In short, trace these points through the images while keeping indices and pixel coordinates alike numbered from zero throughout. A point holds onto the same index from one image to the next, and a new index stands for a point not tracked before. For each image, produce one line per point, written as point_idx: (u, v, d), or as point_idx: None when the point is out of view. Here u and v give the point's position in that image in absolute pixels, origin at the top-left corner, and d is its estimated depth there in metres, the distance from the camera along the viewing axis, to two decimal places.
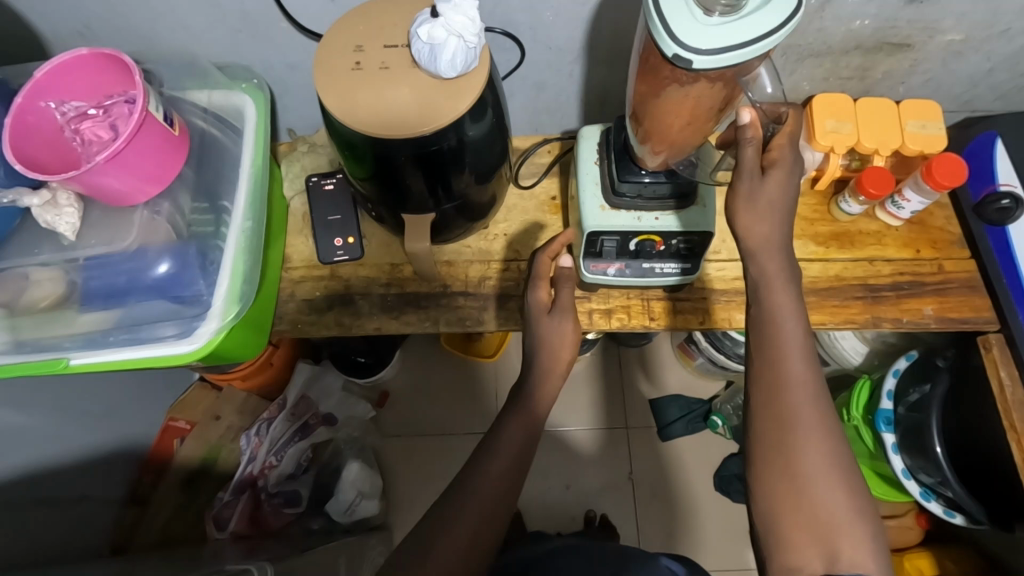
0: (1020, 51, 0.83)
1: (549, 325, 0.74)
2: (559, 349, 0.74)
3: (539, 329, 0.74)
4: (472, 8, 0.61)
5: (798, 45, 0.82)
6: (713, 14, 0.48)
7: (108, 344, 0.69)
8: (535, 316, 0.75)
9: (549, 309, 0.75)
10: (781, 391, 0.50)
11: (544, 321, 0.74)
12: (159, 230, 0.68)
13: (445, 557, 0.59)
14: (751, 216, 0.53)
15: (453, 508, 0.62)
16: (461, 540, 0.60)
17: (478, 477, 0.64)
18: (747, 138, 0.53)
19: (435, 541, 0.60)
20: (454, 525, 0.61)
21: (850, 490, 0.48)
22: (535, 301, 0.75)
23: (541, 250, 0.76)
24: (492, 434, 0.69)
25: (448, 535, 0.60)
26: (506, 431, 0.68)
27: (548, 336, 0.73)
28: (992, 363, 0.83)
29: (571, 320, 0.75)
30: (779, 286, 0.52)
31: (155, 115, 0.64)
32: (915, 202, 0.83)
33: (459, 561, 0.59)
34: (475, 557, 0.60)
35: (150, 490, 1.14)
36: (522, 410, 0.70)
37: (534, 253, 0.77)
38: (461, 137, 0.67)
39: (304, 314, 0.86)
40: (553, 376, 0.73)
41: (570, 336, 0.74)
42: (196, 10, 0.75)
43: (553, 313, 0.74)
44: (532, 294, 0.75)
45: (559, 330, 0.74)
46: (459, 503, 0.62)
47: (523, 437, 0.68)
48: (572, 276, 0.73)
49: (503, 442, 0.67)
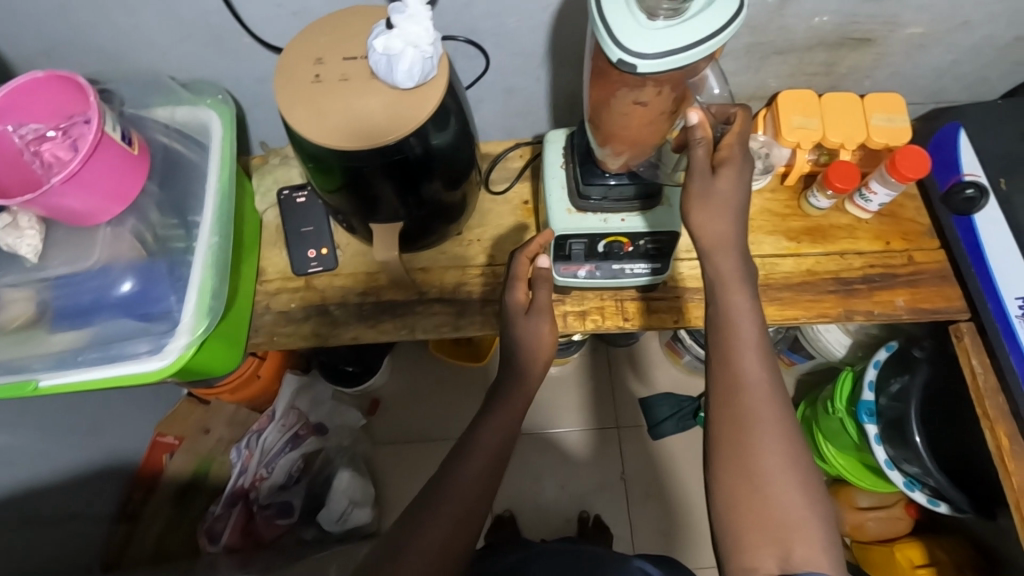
0: (982, 42, 0.84)
1: (526, 326, 0.69)
2: (536, 351, 0.69)
3: (519, 331, 0.69)
4: (427, 19, 0.62)
5: (762, 43, 0.83)
6: (657, 19, 0.49)
7: (78, 364, 0.69)
8: (511, 315, 0.70)
9: (525, 310, 0.70)
10: (740, 393, 0.55)
11: (521, 321, 0.70)
12: (124, 245, 0.69)
13: (417, 562, 0.58)
14: (707, 215, 0.57)
15: (426, 511, 0.61)
16: (434, 545, 0.59)
17: (452, 479, 0.63)
18: (696, 139, 0.57)
19: (408, 545, 0.59)
20: (428, 529, 0.60)
21: (802, 489, 0.53)
22: (511, 302, 0.70)
23: (518, 251, 0.73)
24: (468, 436, 0.67)
25: (423, 534, 0.60)
26: (484, 431, 0.66)
27: (526, 339, 0.69)
28: (964, 353, 0.83)
29: (549, 322, 0.70)
30: (734, 285, 0.57)
31: (111, 135, 0.64)
32: (881, 194, 0.84)
33: (431, 564, 0.59)
34: (448, 561, 0.59)
35: (141, 506, 1.14)
36: (501, 410, 0.68)
37: (513, 252, 0.74)
38: (426, 146, 0.67)
39: (280, 325, 0.86)
40: (532, 375, 0.70)
41: (546, 339, 0.70)
42: (159, 27, 0.75)
43: (529, 315, 0.69)
44: (509, 295, 0.71)
45: (536, 332, 0.69)
46: (432, 506, 0.61)
47: (502, 437, 0.67)
48: (551, 276, 0.69)
49: (480, 444, 0.66)
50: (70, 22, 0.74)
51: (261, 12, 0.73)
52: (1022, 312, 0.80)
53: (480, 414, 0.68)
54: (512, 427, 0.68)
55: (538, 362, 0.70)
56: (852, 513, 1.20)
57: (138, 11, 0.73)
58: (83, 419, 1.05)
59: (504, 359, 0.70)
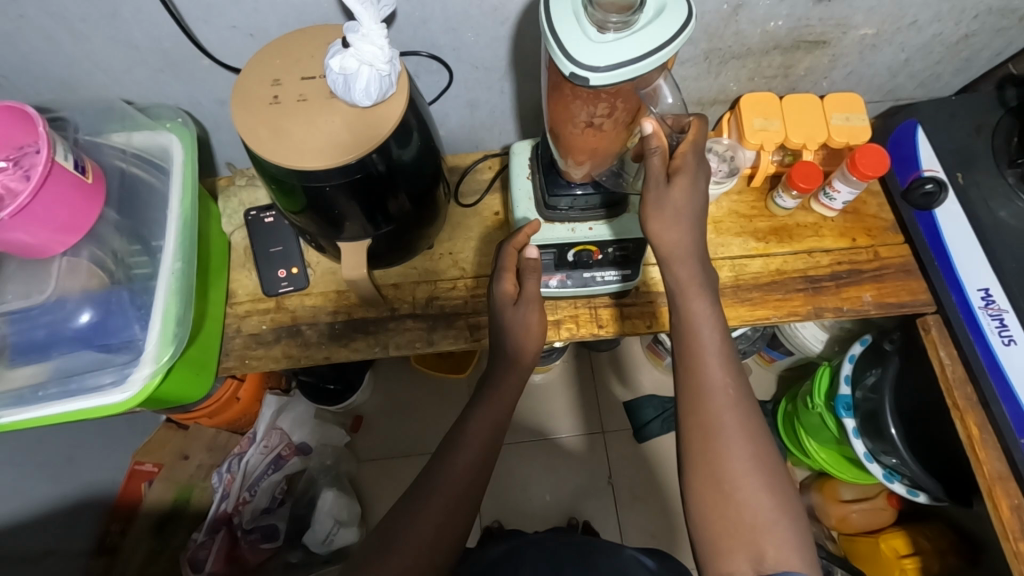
0: (931, 40, 0.86)
1: (514, 317, 0.69)
2: (524, 342, 0.70)
3: (508, 320, 0.70)
4: (381, 38, 0.62)
5: (719, 48, 0.84)
6: (607, 31, 0.51)
7: (39, 400, 0.67)
8: (500, 307, 0.70)
9: (514, 300, 0.70)
10: (704, 399, 0.56)
11: (509, 311, 0.70)
12: (80, 274, 0.69)
13: (410, 549, 0.58)
14: (663, 222, 0.59)
15: (415, 504, 0.61)
16: (414, 549, 0.58)
17: (441, 471, 0.63)
18: (652, 148, 0.58)
19: (397, 539, 0.58)
20: (414, 526, 0.59)
21: (771, 492, 0.53)
22: (500, 293, 0.70)
23: (507, 242, 0.73)
24: (457, 428, 0.67)
25: (406, 536, 0.58)
26: (471, 427, 0.66)
27: (514, 330, 0.69)
28: (932, 344, 0.85)
29: (538, 311, 0.70)
30: (694, 293, 0.59)
31: (63, 164, 0.63)
32: (844, 192, 0.86)
33: (423, 554, 0.58)
34: (438, 555, 0.59)
35: (119, 539, 1.08)
36: (492, 399, 0.68)
37: (501, 244, 0.73)
38: (388, 161, 0.67)
39: (251, 347, 0.85)
40: (520, 367, 0.70)
41: (535, 327, 0.70)
42: (112, 52, 0.74)
43: (519, 305, 0.69)
44: (498, 286, 0.71)
45: (524, 322, 0.69)
46: (422, 499, 0.61)
47: (489, 434, 0.66)
48: (539, 267, 0.69)
49: (461, 450, 0.64)
50: (19, 50, 0.72)
51: (215, 34, 0.73)
52: (985, 302, 0.81)
53: (469, 408, 0.68)
54: (502, 419, 0.68)
55: (526, 353, 0.70)
56: (835, 506, 1.24)
57: (89, 37, 0.71)
58: (54, 452, 1.02)
59: (496, 348, 0.71)
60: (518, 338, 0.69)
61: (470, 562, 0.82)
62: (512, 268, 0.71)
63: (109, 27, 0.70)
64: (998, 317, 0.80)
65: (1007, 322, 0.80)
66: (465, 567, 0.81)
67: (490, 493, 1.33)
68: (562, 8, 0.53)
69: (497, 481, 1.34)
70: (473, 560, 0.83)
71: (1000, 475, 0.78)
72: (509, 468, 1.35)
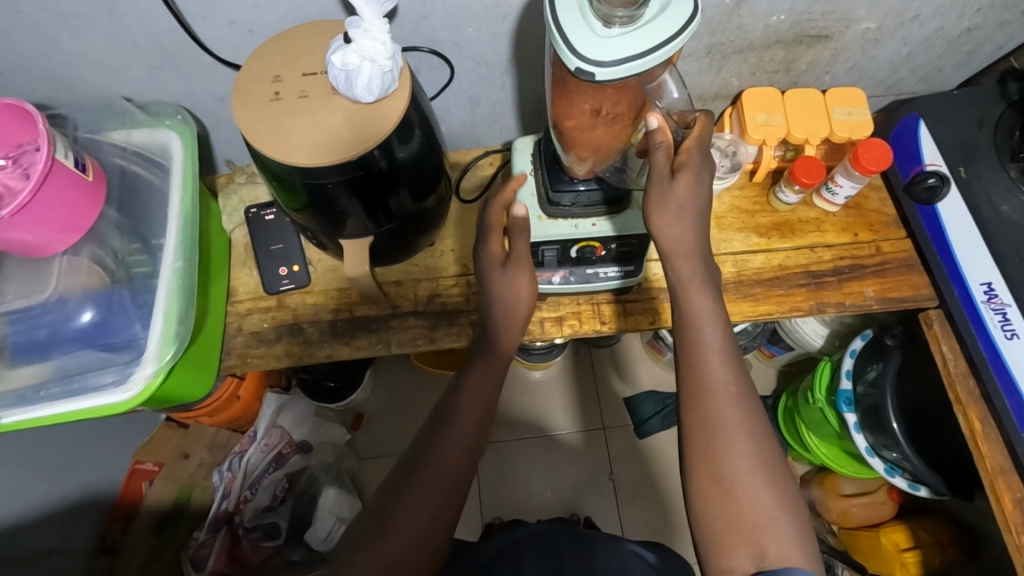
0: (934, 34, 0.85)
1: (502, 279, 0.69)
2: (513, 303, 0.70)
3: (495, 282, 0.70)
4: (383, 33, 0.62)
5: (721, 43, 0.83)
6: (613, 26, 0.50)
7: (41, 399, 0.68)
8: (487, 268, 0.70)
9: (502, 262, 0.70)
10: (705, 396, 0.56)
11: (498, 274, 0.70)
12: (81, 274, 0.68)
13: (409, 527, 0.58)
14: (665, 217, 0.59)
15: (411, 481, 0.60)
16: (410, 530, 0.58)
17: (437, 446, 0.62)
18: (658, 142, 0.59)
19: (395, 518, 0.58)
20: (412, 503, 0.59)
21: (773, 490, 0.53)
22: (486, 255, 0.70)
23: (494, 197, 0.71)
24: (449, 400, 0.66)
25: (403, 513, 0.58)
26: (462, 399, 0.66)
27: (502, 292, 0.70)
28: (934, 339, 0.84)
29: (527, 272, 0.70)
30: (695, 289, 0.59)
31: (63, 162, 0.62)
32: (847, 187, 0.85)
33: (421, 531, 0.58)
34: (436, 530, 0.59)
35: (120, 538, 1.07)
36: (480, 370, 0.68)
37: (488, 199, 0.72)
38: (391, 159, 0.67)
39: (253, 346, 0.84)
40: (512, 330, 0.71)
41: (524, 290, 0.70)
42: (112, 48, 0.73)
43: (506, 266, 0.69)
44: (485, 248, 0.71)
45: (513, 284, 0.69)
46: (417, 476, 0.60)
47: (480, 403, 0.66)
48: (526, 227, 0.67)
49: (454, 429, 0.63)
50: (16, 48, 0.72)
51: (215, 31, 0.72)
52: (987, 296, 0.82)
53: (460, 380, 0.68)
54: (492, 393, 0.67)
55: (518, 318, 0.71)
56: (837, 500, 1.24)
57: (87, 33, 0.71)
58: (53, 452, 1.02)
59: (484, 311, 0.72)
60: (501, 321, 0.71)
61: (470, 557, 0.82)
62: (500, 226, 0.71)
63: (106, 23, 0.69)
64: (1001, 311, 0.81)
65: (1009, 316, 0.80)
66: (465, 562, 0.81)
67: (490, 490, 1.33)
68: (567, 4, 0.52)
69: (497, 476, 1.34)
70: (473, 552, 0.83)
71: (1003, 468, 0.77)
72: (510, 464, 1.35)
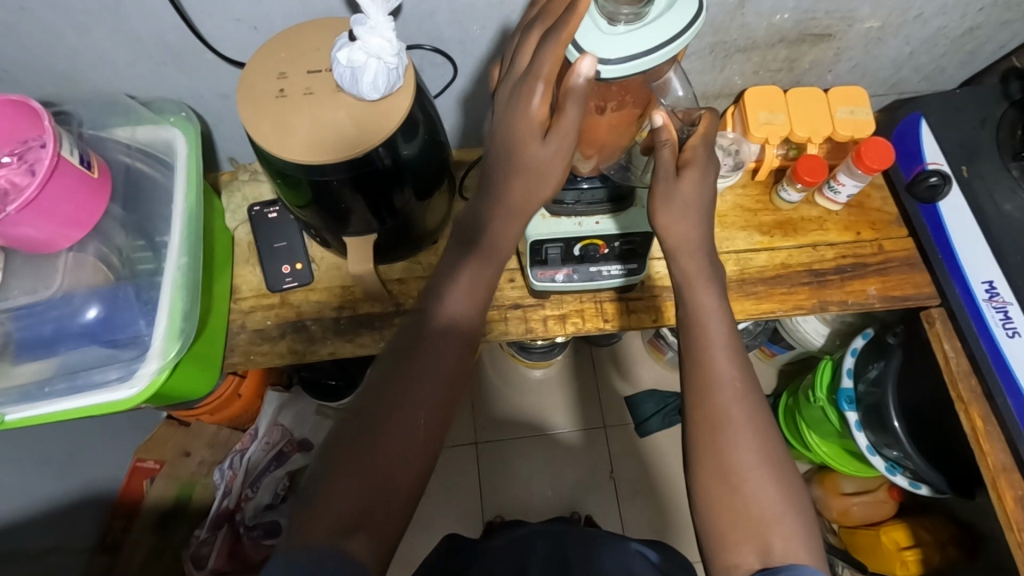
0: (937, 33, 0.86)
1: (538, 152, 0.54)
2: (538, 183, 0.56)
3: (525, 155, 0.55)
4: (389, 30, 0.62)
5: (724, 41, 0.84)
6: (619, 23, 0.51)
7: (46, 395, 0.68)
8: (520, 135, 0.53)
9: (542, 131, 0.54)
10: (710, 392, 0.56)
11: (533, 148, 0.54)
12: (86, 271, 0.68)
13: (405, 434, 0.52)
14: (671, 215, 0.59)
15: (403, 382, 0.54)
16: (404, 435, 0.52)
17: (429, 344, 0.56)
18: (662, 140, 0.59)
19: (388, 426, 0.52)
20: (406, 407, 0.53)
21: (779, 487, 0.53)
22: (525, 118, 0.52)
23: (552, 32, 0.50)
24: (439, 294, 0.59)
25: (396, 416, 0.52)
26: (455, 293, 0.59)
27: (529, 167, 0.55)
28: (936, 338, 0.85)
29: (569, 151, 0.54)
30: (701, 285, 0.59)
31: (69, 159, 0.62)
32: (849, 185, 0.86)
33: (419, 435, 0.52)
34: (434, 433, 0.53)
35: (121, 536, 1.08)
36: (458, 303, 0.58)
37: (542, 32, 0.51)
38: (395, 156, 0.67)
39: (256, 344, 0.85)
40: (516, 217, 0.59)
41: (559, 170, 0.55)
42: (116, 45, 0.73)
43: (547, 138, 0.53)
44: (524, 105, 0.52)
45: (548, 161, 0.54)
46: (409, 377, 0.54)
47: (471, 296, 0.59)
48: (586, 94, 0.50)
49: (447, 325, 0.57)
50: (20, 44, 0.72)
51: (219, 28, 0.72)
52: (988, 295, 0.82)
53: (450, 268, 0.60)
54: (486, 282, 0.60)
55: (532, 206, 0.58)
56: (837, 499, 1.24)
57: (92, 30, 0.71)
58: (56, 449, 1.02)
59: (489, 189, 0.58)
60: (471, 278, 0.60)
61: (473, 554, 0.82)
62: (554, 79, 0.51)
63: (111, 20, 0.69)
64: (1002, 309, 0.81)
65: (1010, 314, 0.80)
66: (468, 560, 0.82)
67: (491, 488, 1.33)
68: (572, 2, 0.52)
69: (498, 474, 1.34)
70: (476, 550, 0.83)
71: (1005, 466, 0.78)
72: (511, 463, 1.35)
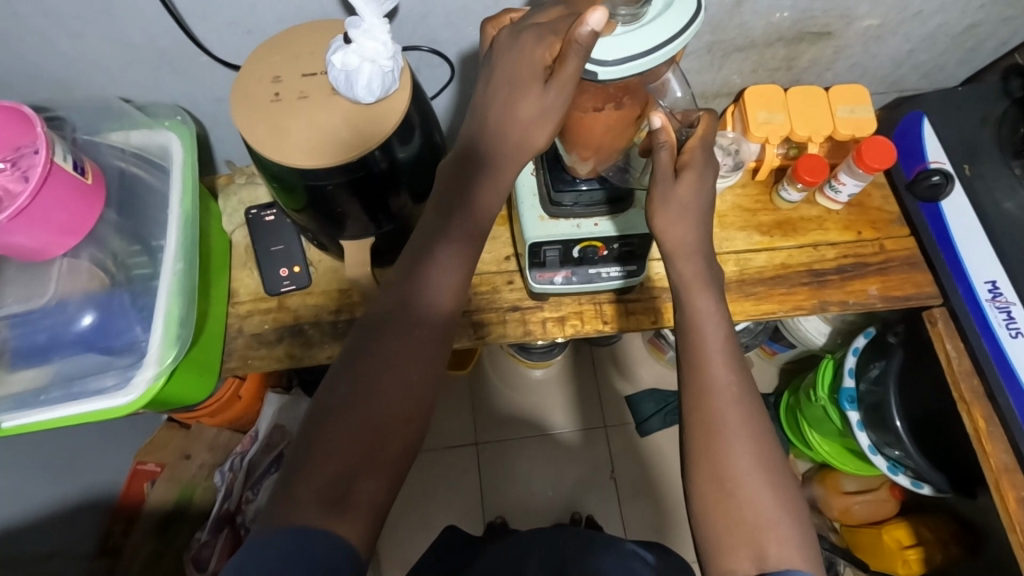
0: (937, 31, 0.85)
1: (535, 97, 0.53)
2: (529, 134, 0.55)
3: (521, 99, 0.54)
4: (383, 33, 0.62)
5: (723, 40, 0.83)
6: (616, 25, 0.51)
7: (41, 403, 0.67)
8: (523, 76, 0.53)
9: (545, 78, 0.53)
10: (707, 397, 0.55)
11: (534, 93, 0.53)
12: (81, 278, 0.68)
13: (398, 390, 0.50)
14: (668, 218, 0.59)
15: (394, 339, 0.52)
16: (395, 391, 0.50)
17: (421, 299, 0.54)
18: (661, 142, 0.58)
19: (380, 384, 0.50)
20: (399, 364, 0.51)
21: (775, 491, 0.53)
22: (529, 61, 0.52)
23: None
24: (429, 246, 0.55)
25: (388, 373, 0.50)
26: (447, 246, 0.55)
27: (522, 113, 0.54)
28: (938, 337, 0.84)
29: (565, 103, 0.53)
30: (698, 290, 0.59)
31: (62, 166, 0.62)
32: (850, 185, 0.85)
33: (412, 391, 0.51)
34: (427, 387, 0.52)
35: (122, 539, 1.08)
36: (450, 252, 0.55)
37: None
38: (391, 159, 0.66)
39: (253, 348, 0.84)
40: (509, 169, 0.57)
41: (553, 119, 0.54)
42: (109, 48, 0.73)
43: (548, 85, 0.52)
44: (531, 48, 0.52)
45: (542, 108, 0.53)
46: (401, 333, 0.52)
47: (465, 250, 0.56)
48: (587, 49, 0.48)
49: (439, 279, 0.55)
50: (12, 49, 0.71)
51: (212, 31, 0.72)
52: (992, 295, 0.81)
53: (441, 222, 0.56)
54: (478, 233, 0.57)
55: (523, 153, 0.56)
56: (838, 498, 1.23)
57: (84, 34, 0.70)
58: (54, 454, 1.01)
59: (480, 140, 0.56)
60: (456, 258, 0.56)
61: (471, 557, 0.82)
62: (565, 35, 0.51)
63: (103, 24, 0.69)
64: (1005, 309, 0.80)
65: (1013, 314, 0.80)
66: None
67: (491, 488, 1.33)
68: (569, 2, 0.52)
69: (498, 475, 1.34)
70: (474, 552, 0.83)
71: (1006, 467, 0.77)
72: (511, 463, 1.35)
